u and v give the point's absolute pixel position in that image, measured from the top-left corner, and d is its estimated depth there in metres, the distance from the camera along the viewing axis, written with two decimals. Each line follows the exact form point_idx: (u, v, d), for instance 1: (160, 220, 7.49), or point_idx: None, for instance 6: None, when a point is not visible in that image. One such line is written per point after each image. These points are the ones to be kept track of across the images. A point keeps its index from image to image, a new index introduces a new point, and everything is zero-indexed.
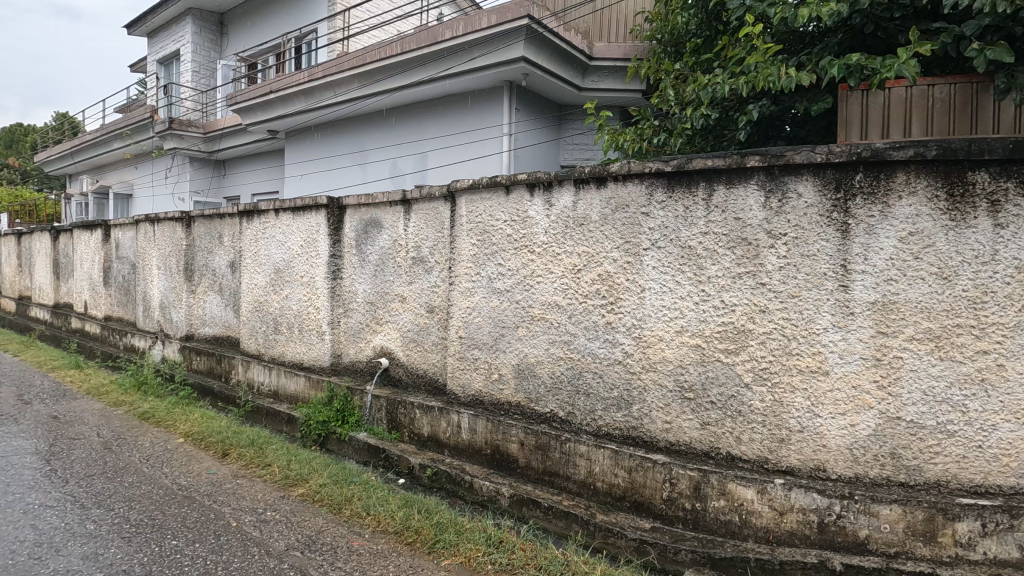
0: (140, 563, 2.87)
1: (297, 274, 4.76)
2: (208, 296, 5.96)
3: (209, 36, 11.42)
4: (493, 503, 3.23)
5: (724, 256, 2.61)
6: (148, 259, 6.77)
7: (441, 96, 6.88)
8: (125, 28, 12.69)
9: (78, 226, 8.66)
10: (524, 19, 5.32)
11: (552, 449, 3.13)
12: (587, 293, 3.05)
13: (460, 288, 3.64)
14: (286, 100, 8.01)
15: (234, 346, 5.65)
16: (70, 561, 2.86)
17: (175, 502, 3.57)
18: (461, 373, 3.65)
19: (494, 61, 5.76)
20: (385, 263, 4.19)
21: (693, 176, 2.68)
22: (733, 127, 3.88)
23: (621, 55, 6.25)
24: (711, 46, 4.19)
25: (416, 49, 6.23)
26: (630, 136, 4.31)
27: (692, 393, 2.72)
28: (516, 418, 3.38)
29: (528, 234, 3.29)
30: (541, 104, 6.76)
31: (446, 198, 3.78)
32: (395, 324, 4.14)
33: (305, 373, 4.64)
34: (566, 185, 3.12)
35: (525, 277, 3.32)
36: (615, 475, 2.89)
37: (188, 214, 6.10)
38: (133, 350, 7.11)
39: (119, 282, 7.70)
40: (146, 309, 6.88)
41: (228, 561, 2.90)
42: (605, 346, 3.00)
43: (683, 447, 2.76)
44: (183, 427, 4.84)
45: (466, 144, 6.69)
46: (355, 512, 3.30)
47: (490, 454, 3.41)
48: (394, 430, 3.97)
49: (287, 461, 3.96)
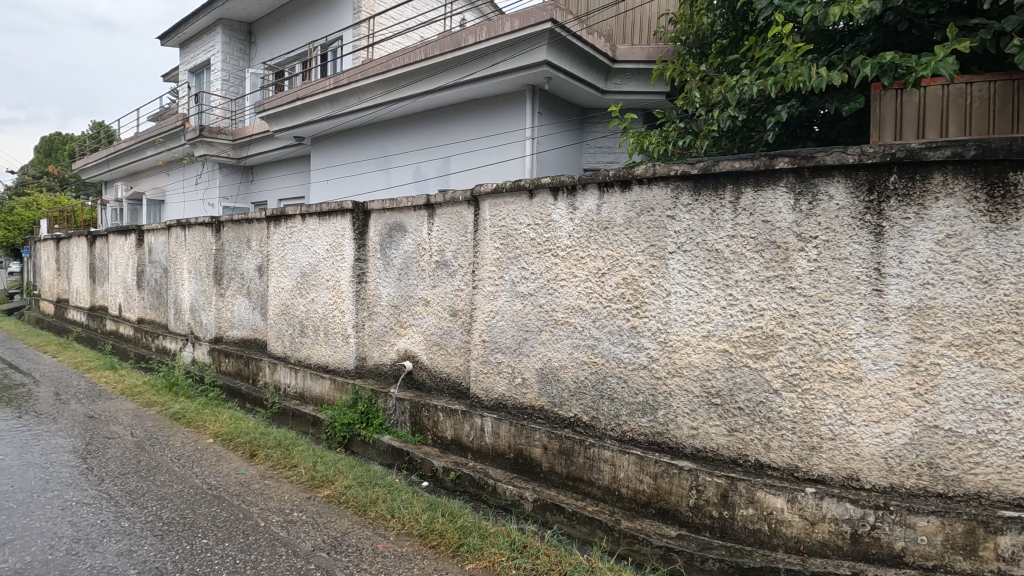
0: (172, 561, 2.93)
1: (323, 277, 4.83)
2: (237, 299, 6.08)
3: (239, 46, 11.69)
4: (517, 508, 3.21)
5: (752, 259, 2.56)
6: (179, 262, 6.94)
7: (464, 101, 6.92)
8: (159, 40, 13.10)
9: (113, 231, 8.93)
10: (547, 22, 5.32)
11: (576, 454, 3.11)
12: (612, 296, 3.03)
13: (483, 292, 3.65)
14: (312, 107, 8.16)
15: (261, 349, 5.75)
16: (105, 557, 2.93)
17: (205, 502, 3.64)
18: (484, 377, 3.66)
19: (518, 66, 5.78)
20: (409, 267, 4.22)
21: (720, 179, 2.64)
22: (762, 128, 3.82)
23: (645, 58, 6.21)
24: (737, 47, 4.13)
25: (439, 54, 6.28)
26: (655, 138, 4.27)
27: (718, 399, 2.68)
28: (540, 422, 3.37)
29: (551, 238, 3.29)
30: (563, 107, 6.74)
31: (470, 202, 3.80)
32: (418, 327, 4.18)
33: (331, 376, 4.71)
34: (589, 189, 3.11)
35: (549, 280, 3.31)
36: (639, 481, 2.85)
37: (218, 219, 6.24)
38: (164, 351, 7.30)
39: (151, 285, 7.91)
40: (177, 311, 7.06)
41: (257, 561, 2.95)
42: (630, 351, 2.97)
43: (710, 454, 2.72)
44: (213, 428, 4.96)
45: (489, 147, 6.71)
46: (380, 514, 3.33)
47: (514, 458, 3.40)
48: (417, 433, 3.99)
49: (313, 462, 4.01)
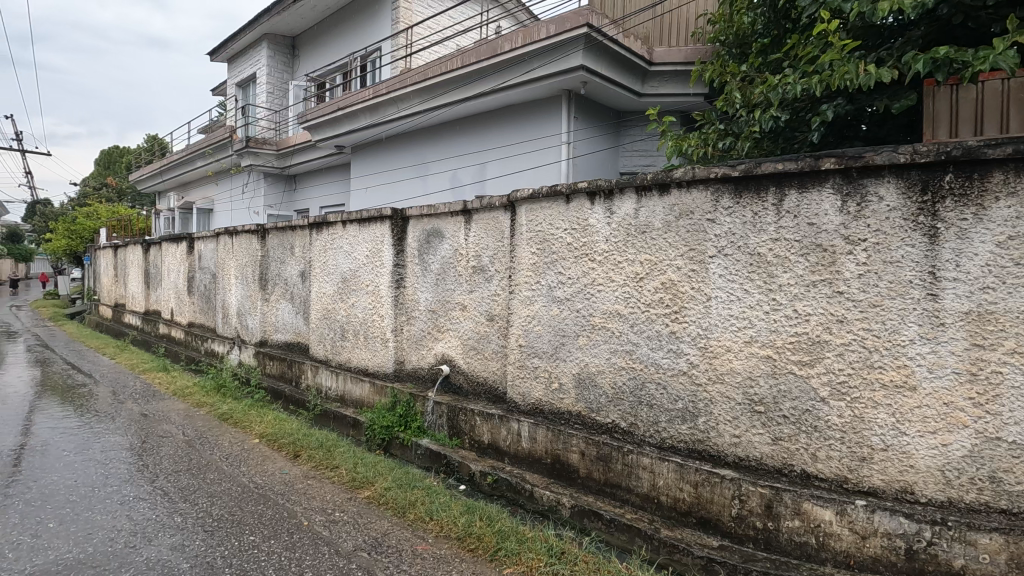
0: (221, 556, 3.04)
1: (363, 283, 4.94)
2: (280, 304, 6.27)
3: (283, 59, 12.11)
4: (554, 513, 3.20)
5: (796, 263, 2.50)
6: (227, 269, 7.21)
7: (500, 107, 6.98)
8: (209, 56, 13.69)
9: (167, 239, 9.35)
10: (583, 28, 5.33)
11: (614, 460, 3.08)
12: (651, 301, 2.99)
13: (520, 296, 3.66)
14: (352, 117, 8.37)
15: (304, 352, 5.92)
16: (160, 550, 3.06)
17: (252, 500, 3.77)
18: (522, 382, 3.67)
19: (554, 71, 5.79)
20: (447, 272, 4.27)
21: (762, 181, 2.59)
22: (806, 128, 3.71)
23: (683, 59, 6.13)
24: (779, 46, 4.04)
25: (476, 62, 6.36)
26: (694, 141, 4.21)
27: (761, 407, 2.61)
28: (577, 427, 3.36)
29: (589, 242, 3.28)
30: (600, 111, 6.71)
31: (506, 208, 3.82)
32: (456, 332, 4.21)
33: (370, 379, 4.81)
34: (627, 193, 3.09)
35: (587, 285, 3.30)
36: (679, 489, 2.80)
37: (263, 226, 6.46)
38: (213, 353, 7.59)
39: (201, 291, 8.24)
40: (225, 316, 7.34)
41: (301, 559, 3.02)
42: (669, 356, 2.93)
43: (754, 463, 2.64)
44: (258, 428, 5.12)
45: (525, 153, 6.73)
46: (419, 516, 3.38)
47: (551, 463, 3.40)
48: (455, 436, 4.03)
49: (353, 464, 4.10)
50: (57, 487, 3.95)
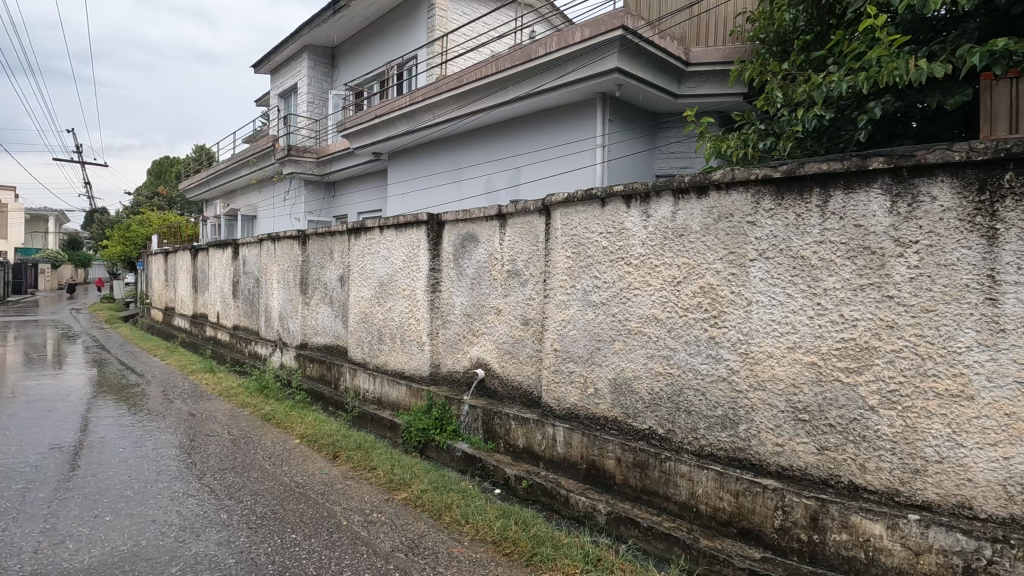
0: (265, 552, 3.12)
1: (399, 287, 5.02)
2: (320, 307, 6.42)
3: (323, 70, 12.46)
4: (590, 520, 3.17)
5: (843, 266, 2.41)
6: (270, 273, 7.44)
7: (535, 112, 6.99)
8: (253, 68, 14.19)
9: (213, 245, 9.72)
10: (619, 30, 5.31)
11: (651, 467, 3.03)
12: (688, 306, 2.94)
13: (555, 301, 3.65)
14: (389, 124, 8.53)
15: (342, 355, 6.05)
16: (208, 545, 3.18)
17: (293, 499, 3.87)
18: (557, 386, 3.66)
19: (588, 74, 5.78)
20: (481, 276, 4.30)
21: (805, 181, 2.52)
22: (852, 127, 3.58)
23: (721, 58, 6.04)
24: (823, 43, 3.92)
25: (510, 67, 6.40)
26: (733, 142, 4.11)
27: (806, 415, 2.52)
28: (613, 433, 3.32)
29: (625, 246, 3.24)
30: (635, 114, 6.64)
31: (541, 212, 3.83)
32: (490, 336, 4.24)
33: (406, 382, 4.89)
34: (664, 196, 3.05)
35: (622, 289, 3.26)
36: (719, 499, 2.74)
37: (304, 232, 6.65)
38: (256, 355, 7.84)
39: (245, 295, 8.52)
40: (267, 319, 7.57)
41: (341, 558, 3.09)
42: (708, 362, 2.87)
43: (799, 473, 2.56)
44: (299, 429, 5.26)
45: (559, 157, 6.73)
46: (455, 519, 3.40)
47: (586, 468, 3.37)
48: (490, 440, 4.04)
49: (391, 465, 4.16)
50: (113, 482, 4.15)
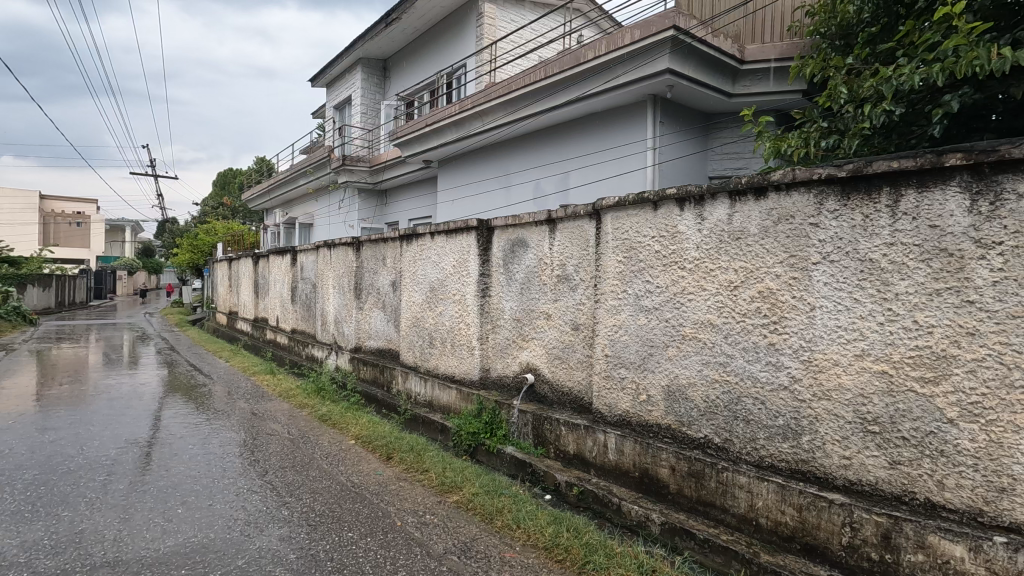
0: (324, 549, 3.22)
1: (450, 292, 5.09)
2: (373, 312, 6.60)
3: (375, 81, 12.85)
4: (643, 530, 3.10)
5: (916, 269, 2.28)
6: (326, 279, 7.70)
7: (583, 116, 6.96)
8: (310, 82, 14.79)
9: (273, 252, 10.16)
10: (670, 31, 5.22)
11: (708, 477, 2.94)
12: (746, 311, 2.85)
13: (606, 306, 3.62)
14: (439, 132, 8.69)
15: (395, 358, 6.19)
16: (271, 540, 3.31)
17: (349, 498, 3.97)
18: (608, 393, 3.62)
19: (638, 77, 5.71)
20: (531, 281, 4.30)
21: (873, 180, 2.40)
22: (925, 122, 3.37)
23: (778, 55, 5.85)
24: (891, 34, 3.72)
25: (559, 72, 6.41)
26: (793, 141, 3.95)
27: (876, 426, 2.39)
28: (667, 441, 3.25)
29: (678, 250, 3.18)
30: (687, 115, 6.50)
31: (591, 216, 3.80)
32: (540, 340, 4.23)
33: (456, 385, 4.95)
34: (719, 198, 2.97)
35: (676, 294, 3.20)
36: (782, 512, 2.63)
37: (358, 239, 6.86)
38: (313, 358, 8.13)
39: (303, 299, 8.85)
40: (324, 322, 7.84)
41: (395, 558, 3.15)
42: (768, 370, 2.76)
43: (869, 488, 2.42)
44: (354, 431, 5.42)
45: (609, 161, 6.67)
46: (506, 523, 3.41)
47: (639, 476, 3.31)
48: (540, 445, 4.03)
49: (442, 468, 4.22)
50: (184, 476, 4.39)
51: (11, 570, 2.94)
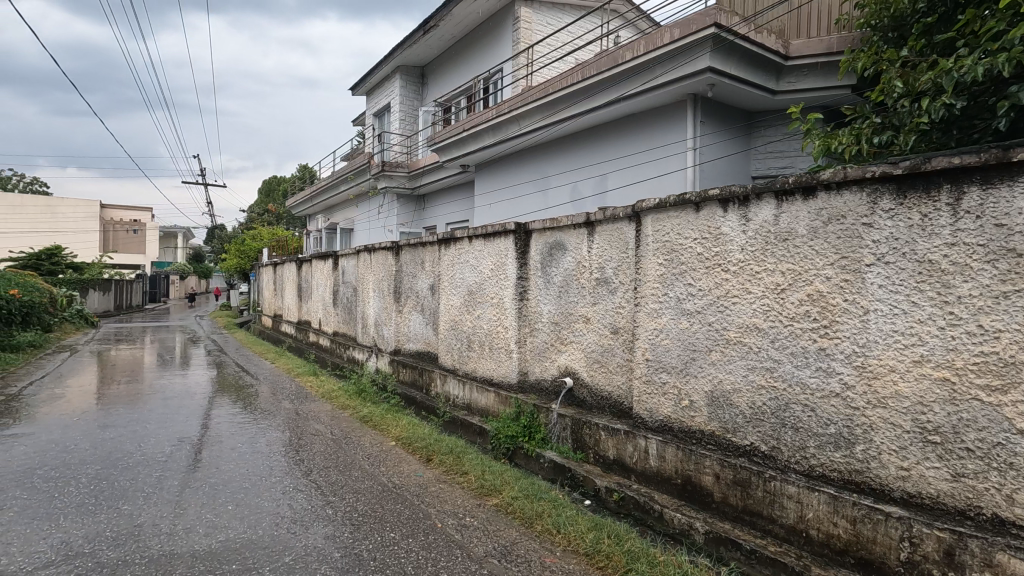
0: (367, 549, 3.27)
1: (488, 295, 5.12)
2: (412, 315, 6.69)
3: (413, 88, 13.06)
4: (687, 538, 3.03)
5: (981, 271, 2.15)
6: (367, 282, 7.86)
7: (622, 117, 6.90)
8: (351, 91, 15.15)
9: (316, 257, 10.43)
10: (711, 28, 5.12)
11: (754, 486, 2.86)
12: (795, 314, 2.75)
13: (646, 309, 3.57)
14: (476, 137, 8.75)
15: (433, 360, 6.26)
16: (316, 538, 3.39)
17: (391, 499, 4.04)
18: (649, 397, 3.56)
19: (679, 76, 5.61)
20: (569, 284, 4.28)
21: (931, 178, 2.28)
22: (988, 115, 3.18)
23: (825, 50, 5.67)
24: (950, 23, 3.53)
25: (597, 74, 6.36)
26: (844, 138, 3.82)
27: (936, 437, 2.27)
28: (710, 448, 3.17)
29: (721, 252, 3.11)
30: (729, 114, 6.36)
31: (630, 218, 3.75)
32: (579, 344, 4.20)
33: (495, 388, 4.96)
34: (765, 198, 2.88)
35: (719, 297, 3.12)
36: (834, 524, 2.52)
37: (397, 243, 6.97)
38: (354, 360, 8.30)
39: (344, 303, 9.06)
40: (364, 325, 8.00)
41: (436, 559, 3.17)
42: (818, 376, 2.66)
43: (929, 501, 2.30)
44: (395, 432, 5.51)
45: (647, 162, 6.58)
46: (546, 528, 3.40)
47: (681, 483, 3.24)
48: (579, 450, 4.00)
49: (481, 471, 4.25)
50: (234, 474, 4.54)
51: (77, 559, 3.10)
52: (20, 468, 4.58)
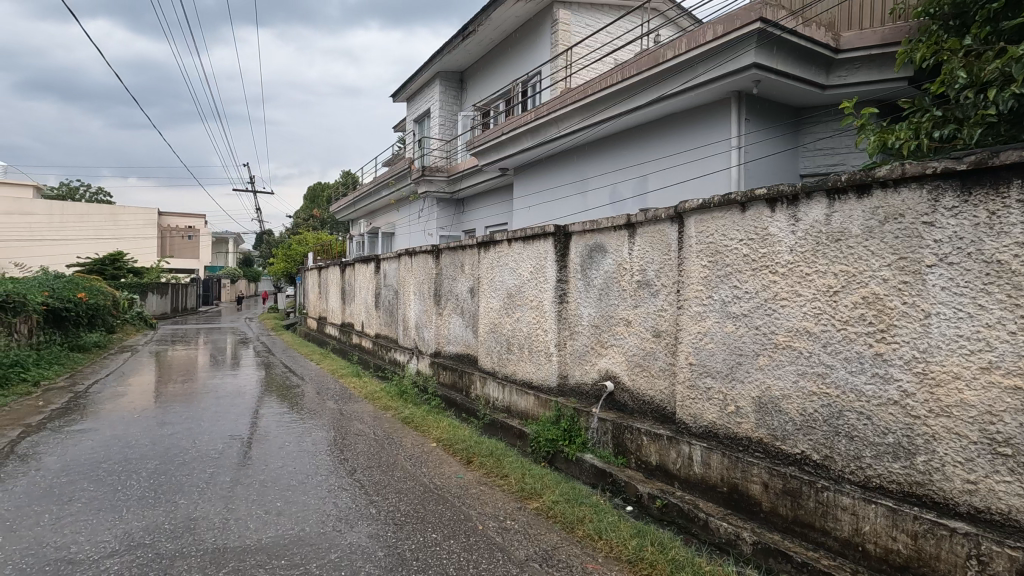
0: (410, 549, 3.31)
1: (527, 298, 5.12)
2: (452, 317, 6.76)
3: (453, 93, 13.23)
4: (734, 549, 2.94)
5: None
6: (408, 285, 7.99)
7: (662, 117, 6.79)
8: (392, 98, 15.46)
9: (359, 261, 10.67)
10: (756, 23, 4.98)
11: (805, 496, 2.75)
12: (849, 318, 2.64)
13: (690, 313, 3.49)
14: (515, 140, 8.77)
15: (473, 363, 6.30)
16: (361, 537, 3.46)
17: (432, 500, 4.08)
18: (693, 403, 3.48)
19: (722, 73, 5.48)
20: (610, 287, 4.23)
21: (1000, 173, 2.14)
22: None
23: (879, 42, 5.37)
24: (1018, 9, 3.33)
25: (637, 73, 6.29)
26: (902, 133, 3.64)
27: (1007, 449, 2.13)
28: (759, 456, 3.07)
29: (769, 253, 3.01)
30: (776, 111, 6.17)
31: (673, 220, 3.68)
32: (620, 348, 4.15)
33: (534, 392, 4.96)
34: (816, 197, 2.78)
35: (767, 300, 3.02)
36: (892, 539, 2.40)
37: (437, 247, 7.06)
38: (395, 362, 8.45)
39: (386, 305, 9.23)
40: (405, 328, 8.14)
41: (478, 561, 3.19)
42: (875, 382, 2.54)
43: (998, 518, 2.16)
44: (435, 434, 5.58)
45: (689, 162, 6.46)
46: (587, 533, 3.36)
47: (727, 492, 3.15)
48: (621, 455, 3.94)
49: (522, 474, 4.26)
50: (282, 471, 4.69)
51: (139, 549, 3.26)
52: (88, 462, 4.86)
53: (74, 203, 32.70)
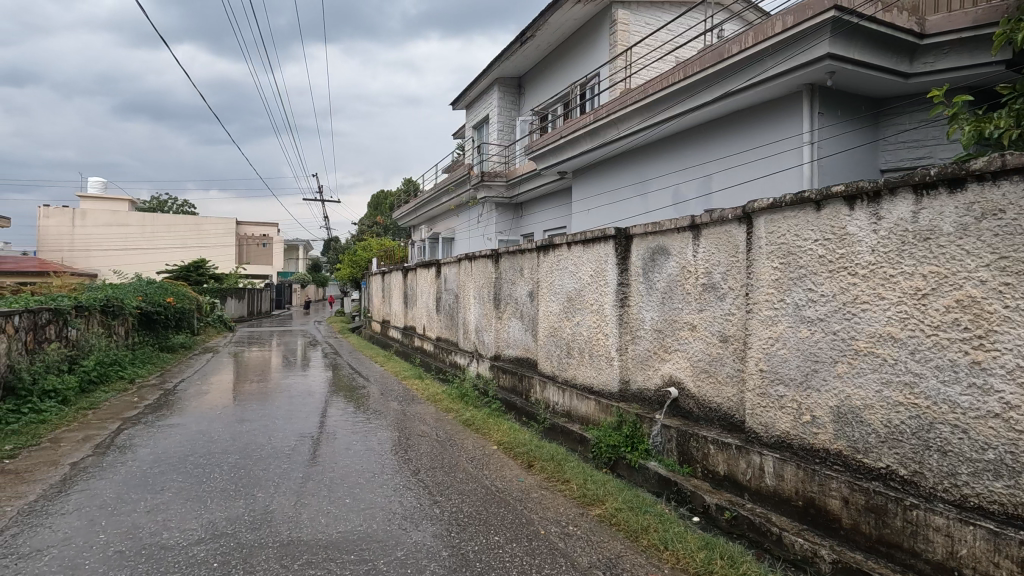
0: (472, 550, 3.35)
1: (587, 302, 5.08)
2: (512, 321, 6.80)
3: (510, 98, 13.34)
4: (811, 567, 2.78)
5: None
6: (467, 290, 8.12)
7: (728, 114, 6.57)
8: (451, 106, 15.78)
9: (420, 266, 10.94)
10: (831, 12, 4.73)
11: (891, 515, 2.56)
12: (940, 323, 2.44)
13: (760, 317, 3.34)
14: (574, 143, 8.74)
15: (533, 367, 6.31)
16: (425, 535, 3.53)
17: (494, 502, 4.11)
18: (764, 412, 3.33)
19: (793, 66, 5.24)
20: (673, 290, 4.13)
21: None
22: None
23: (971, 24, 4.99)
24: None
25: (700, 71, 6.11)
26: (1002, 121, 3.33)
27: None
28: (837, 468, 2.89)
29: (847, 254, 2.84)
30: (853, 103, 5.83)
31: (740, 221, 3.54)
32: (684, 353, 4.04)
33: (595, 396, 4.90)
34: (900, 194, 2.60)
35: (846, 303, 2.84)
36: (993, 564, 2.20)
37: (497, 251, 7.13)
38: (456, 364, 8.59)
39: (446, 309, 9.41)
40: (466, 331, 8.26)
41: (540, 566, 3.18)
42: (971, 393, 2.34)
43: None
44: (496, 437, 5.63)
45: (758, 160, 6.21)
46: (652, 543, 3.28)
47: (802, 506, 2.99)
48: (686, 463, 3.82)
49: (583, 480, 4.22)
50: (350, 469, 4.87)
51: (222, 538, 3.47)
52: (177, 454, 5.23)
53: (164, 215, 35.44)
